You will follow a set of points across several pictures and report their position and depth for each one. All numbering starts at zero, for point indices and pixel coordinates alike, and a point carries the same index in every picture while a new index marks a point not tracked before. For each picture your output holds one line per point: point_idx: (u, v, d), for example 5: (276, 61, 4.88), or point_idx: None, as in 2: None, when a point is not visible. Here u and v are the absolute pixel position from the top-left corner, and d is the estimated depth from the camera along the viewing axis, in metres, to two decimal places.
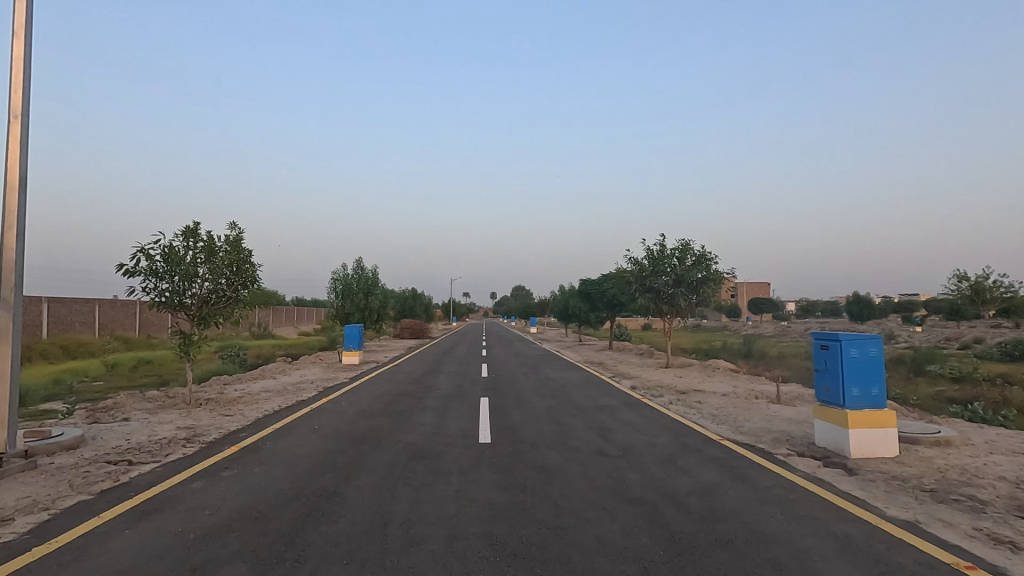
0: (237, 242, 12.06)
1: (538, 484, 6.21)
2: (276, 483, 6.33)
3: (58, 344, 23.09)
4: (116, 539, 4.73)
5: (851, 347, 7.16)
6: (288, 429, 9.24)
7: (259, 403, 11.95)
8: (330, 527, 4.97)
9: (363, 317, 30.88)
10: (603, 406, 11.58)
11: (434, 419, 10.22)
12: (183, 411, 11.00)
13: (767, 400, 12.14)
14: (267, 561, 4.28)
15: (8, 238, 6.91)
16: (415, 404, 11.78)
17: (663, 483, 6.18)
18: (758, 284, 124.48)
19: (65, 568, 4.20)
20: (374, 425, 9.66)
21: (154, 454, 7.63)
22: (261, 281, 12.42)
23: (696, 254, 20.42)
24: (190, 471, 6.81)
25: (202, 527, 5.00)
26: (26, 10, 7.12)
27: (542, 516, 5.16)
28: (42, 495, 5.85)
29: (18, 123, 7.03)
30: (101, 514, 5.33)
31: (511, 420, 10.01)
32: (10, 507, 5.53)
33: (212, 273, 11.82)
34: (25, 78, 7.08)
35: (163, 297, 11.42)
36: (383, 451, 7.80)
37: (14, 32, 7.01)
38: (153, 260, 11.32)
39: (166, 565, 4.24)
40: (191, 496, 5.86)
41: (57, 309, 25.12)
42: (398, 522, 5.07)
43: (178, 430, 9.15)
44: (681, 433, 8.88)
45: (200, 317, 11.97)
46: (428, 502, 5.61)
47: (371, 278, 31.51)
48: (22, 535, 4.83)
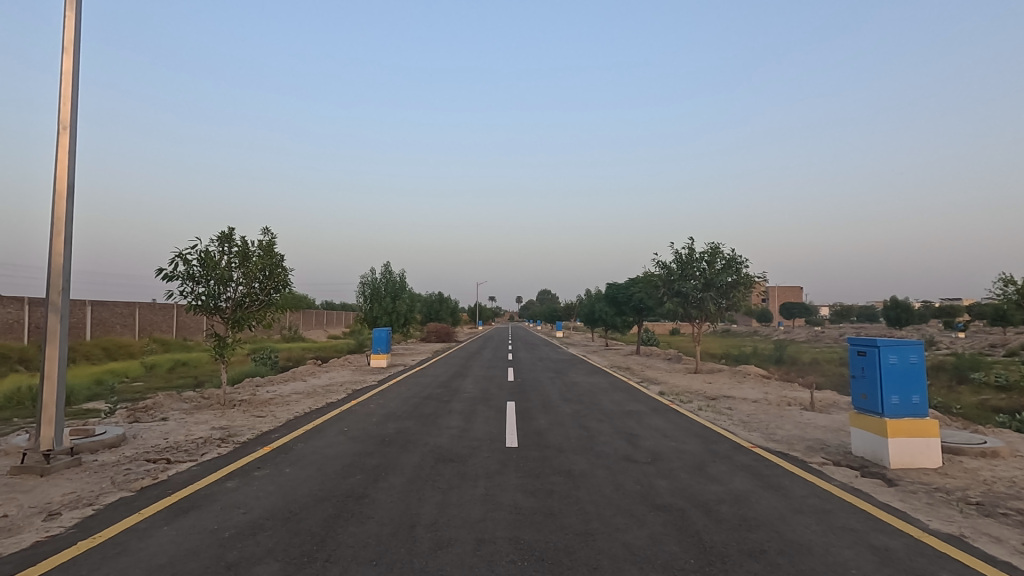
0: (269, 247, 12.38)
1: (565, 489, 6.19)
2: (306, 484, 6.45)
3: (100, 346, 24.06)
4: (155, 535, 4.88)
5: (890, 353, 6.91)
6: (317, 431, 9.39)
7: (289, 405, 12.19)
8: (359, 528, 5.04)
9: (391, 320, 31.20)
10: (631, 411, 11.43)
11: (460, 422, 10.27)
12: (218, 412, 11.31)
13: (800, 406, 11.85)
14: (298, 561, 4.35)
15: (55, 245, 7.21)
16: (442, 407, 11.87)
17: (692, 491, 6.09)
18: (789, 287, 121.74)
19: (108, 561, 4.36)
20: (401, 427, 9.77)
21: (192, 452, 7.89)
22: (292, 285, 12.70)
23: (725, 258, 19.99)
24: (224, 469, 7.01)
25: (236, 525, 5.13)
26: (75, 25, 7.44)
27: (570, 523, 5.12)
28: (86, 491, 6.08)
29: (67, 133, 7.33)
30: (141, 510, 5.51)
31: (537, 425, 9.98)
32: (56, 502, 5.76)
33: (246, 277, 12.16)
34: (73, 92, 7.39)
35: (198, 300, 11.76)
36: (411, 454, 7.89)
37: (65, 48, 7.35)
38: (190, 265, 11.68)
39: (202, 562, 4.34)
40: (225, 495, 6.01)
41: (99, 311, 26.12)
42: (425, 525, 5.10)
43: (214, 430, 9.41)
44: (711, 440, 8.72)
45: (233, 320, 12.25)
46: (455, 506, 5.63)
47: (399, 283, 32.01)
48: (67, 529, 5.03)
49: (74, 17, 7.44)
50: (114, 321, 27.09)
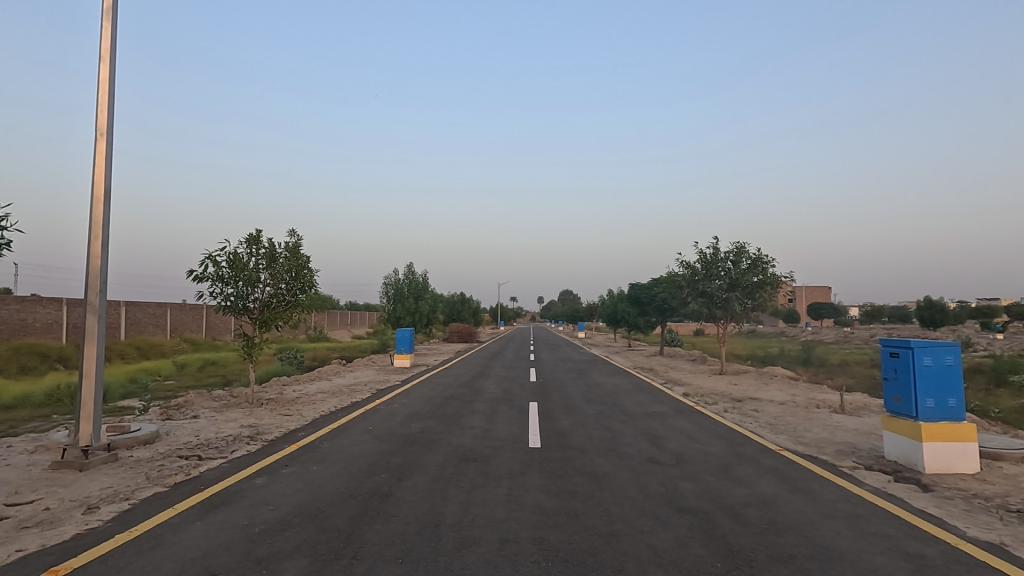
0: (295, 248, 12.60)
1: (588, 490, 6.17)
2: (333, 482, 6.56)
3: (134, 345, 24.80)
4: (189, 530, 5.02)
5: (925, 355, 6.71)
6: (342, 430, 9.53)
7: (315, 404, 12.41)
8: (384, 526, 5.10)
9: (413, 321, 31.47)
10: (654, 413, 11.33)
11: (483, 422, 10.31)
12: (246, 411, 11.57)
13: (830, 409, 11.59)
14: (325, 557, 4.42)
15: (93, 248, 7.46)
16: (464, 407, 11.94)
17: (718, 493, 6.01)
18: (817, 287, 119.20)
19: (144, 554, 4.50)
20: (425, 427, 9.86)
21: (222, 450, 8.09)
22: (318, 286, 12.91)
23: (751, 257, 19.66)
24: (253, 466, 7.17)
25: (265, 521, 5.24)
26: (111, 34, 7.69)
27: (594, 524, 5.10)
28: (122, 486, 6.28)
29: (104, 139, 7.58)
30: (175, 505, 5.67)
31: (560, 426, 9.97)
32: (95, 496, 5.96)
33: (273, 278, 12.40)
34: (109, 100, 7.64)
35: (227, 301, 12.04)
36: (435, 453, 7.95)
37: (102, 57, 7.60)
38: (219, 266, 11.96)
39: (233, 556, 4.45)
40: (255, 492, 6.14)
41: (133, 312, 26.92)
42: (449, 524, 5.15)
43: (242, 428, 9.62)
44: (737, 442, 8.59)
45: (261, 320, 12.50)
46: (478, 505, 5.66)
47: (421, 283, 32.28)
48: (105, 523, 5.20)
49: (110, 27, 7.68)
50: (147, 322, 27.88)
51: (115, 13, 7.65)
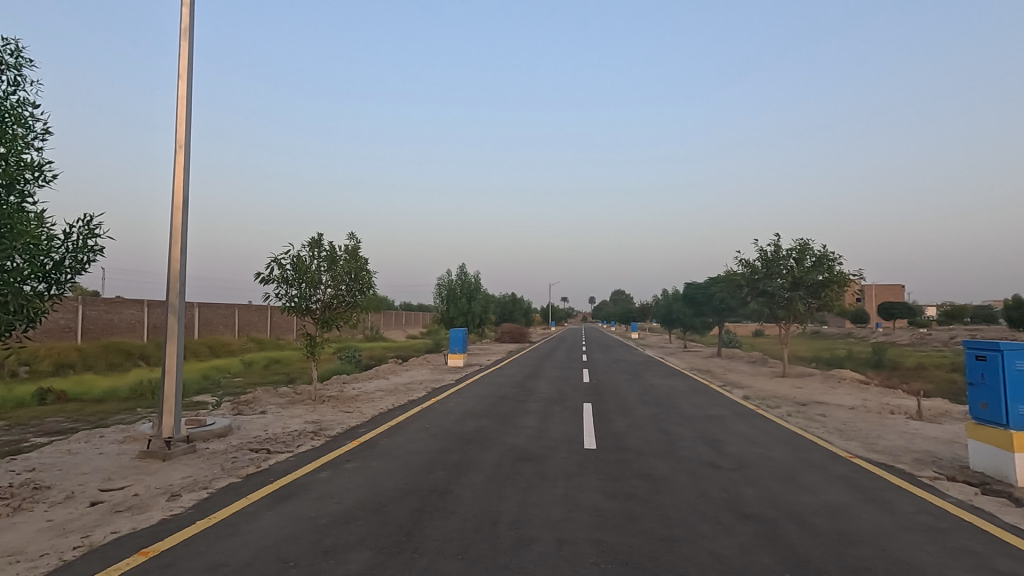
0: (354, 251, 13.07)
1: (646, 493, 6.08)
2: (393, 478, 6.75)
3: (206, 344, 26.39)
4: (261, 519, 5.30)
5: (1016, 358, 6.22)
6: (400, 427, 9.79)
7: (373, 402, 12.81)
8: (444, 522, 5.20)
9: (466, 321, 31.89)
10: (713, 416, 11.01)
11: (537, 422, 10.33)
12: (310, 407, 12.08)
13: (906, 415, 10.89)
14: (388, 550, 4.56)
15: (173, 253, 8.00)
16: (518, 407, 12.00)
17: (784, 501, 5.78)
18: (888, 287, 112.26)
19: (222, 541, 4.78)
20: (480, 426, 9.98)
21: (288, 444, 8.49)
22: (375, 287, 13.32)
23: (816, 255, 18.77)
24: (318, 461, 7.48)
25: (331, 514, 5.46)
26: (188, 54, 8.23)
27: (653, 527, 5.02)
28: (200, 476, 6.70)
29: (182, 151, 8.10)
30: (248, 495, 6.00)
31: (615, 427, 9.86)
32: (176, 484, 6.39)
33: (334, 280, 12.90)
34: (187, 114, 8.17)
35: (292, 302, 12.61)
36: (490, 452, 8.04)
37: (180, 75, 8.13)
38: (284, 269, 12.56)
39: (302, 546, 4.66)
40: (320, 485, 6.41)
41: (205, 313, 28.64)
42: (507, 522, 5.19)
43: (307, 424, 10.05)
44: (803, 448, 8.22)
45: (323, 320, 13.02)
46: (535, 505, 5.68)
47: (474, 284, 32.67)
48: (187, 510, 5.57)
49: (187, 46, 8.22)
50: (218, 321, 29.59)
51: (192, 33, 8.18)
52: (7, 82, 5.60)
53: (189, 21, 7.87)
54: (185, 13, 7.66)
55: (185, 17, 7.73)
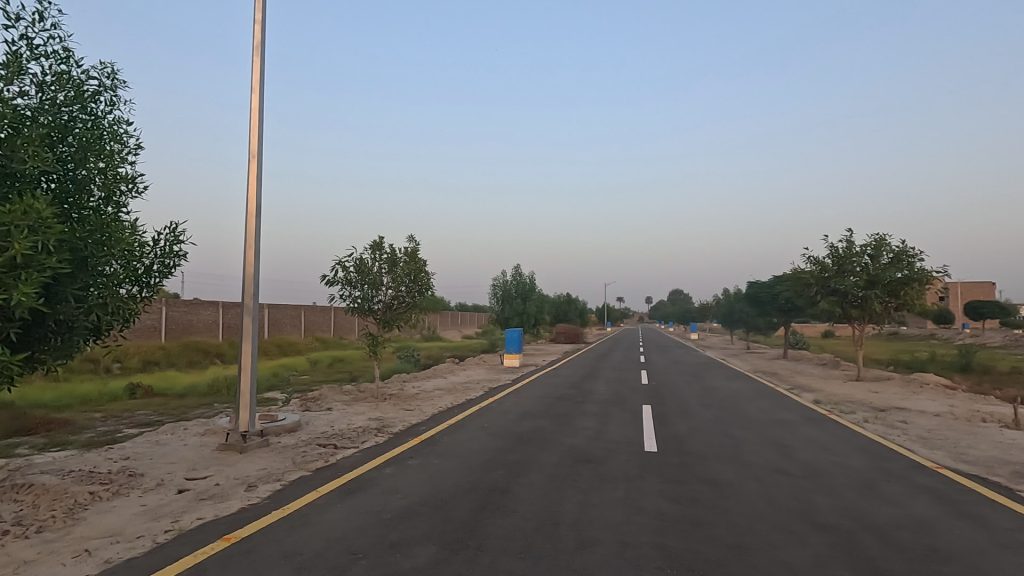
0: (413, 253, 13.40)
1: (711, 498, 5.90)
2: (454, 475, 6.88)
3: (276, 343, 27.81)
4: (331, 511, 5.53)
5: None
6: (460, 426, 9.96)
7: (433, 400, 13.09)
8: (505, 521, 5.26)
9: (522, 321, 32.02)
10: (780, 421, 10.55)
11: (595, 423, 10.25)
12: (372, 405, 12.48)
13: (999, 424, 10.04)
14: (452, 546, 4.66)
15: (248, 256, 8.47)
16: (575, 408, 11.95)
17: (863, 512, 5.46)
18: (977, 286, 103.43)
19: (297, 530, 5.04)
20: (537, 426, 10.00)
21: (354, 440, 8.81)
22: (434, 288, 13.60)
23: (893, 251, 17.64)
24: (382, 457, 7.73)
25: (396, 508, 5.63)
26: (260, 68, 8.69)
27: (719, 534, 4.87)
28: (274, 468, 7.07)
29: (255, 159, 8.57)
30: (318, 488, 6.29)
31: (676, 430, 9.63)
32: (253, 476, 6.78)
33: (394, 281, 13.28)
34: (259, 125, 8.63)
35: (355, 303, 13.07)
36: (549, 452, 8.04)
37: (253, 88, 8.60)
38: (348, 271, 13.05)
39: (370, 538, 4.84)
40: (385, 480, 6.62)
41: (275, 313, 30.18)
42: (568, 523, 5.18)
43: (370, 421, 10.41)
44: (881, 457, 7.75)
45: (384, 321, 13.42)
46: (596, 506, 5.64)
47: (529, 284, 32.74)
48: (263, 500, 5.90)
49: (259, 61, 8.69)
50: (285, 322, 31.10)
51: (263, 49, 8.63)
52: (105, 103, 6.12)
53: (261, 38, 8.32)
54: (256, 30, 8.10)
55: (257, 34, 8.17)
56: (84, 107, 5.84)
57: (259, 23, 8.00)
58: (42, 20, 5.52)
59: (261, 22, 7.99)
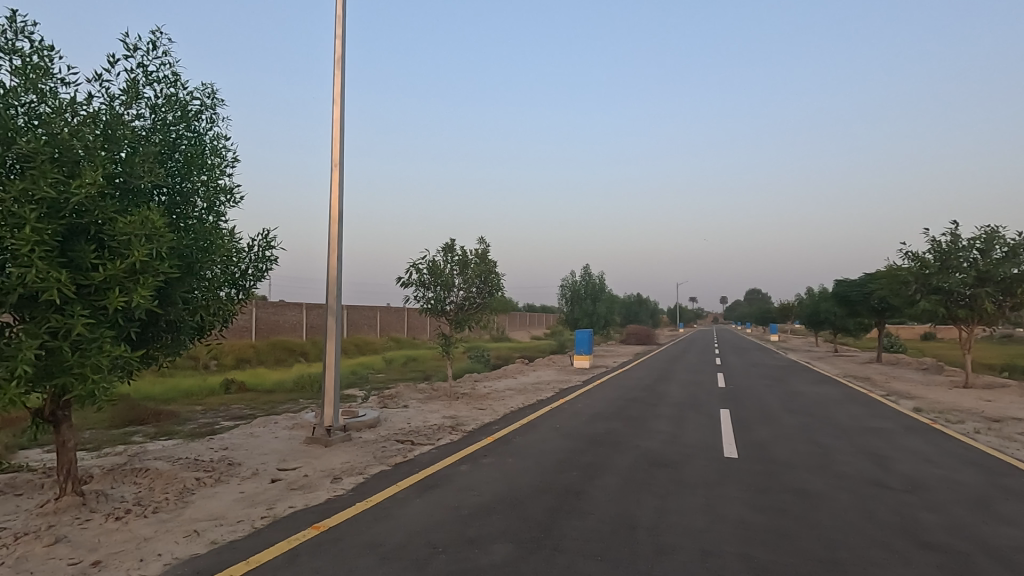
0: (484, 255, 13.61)
1: (800, 509, 5.58)
2: (527, 475, 6.92)
3: (354, 343, 29.17)
4: (411, 505, 5.72)
5: None
6: (532, 426, 10.00)
7: (504, 400, 13.23)
8: (581, 522, 5.22)
9: (591, 322, 31.70)
10: (876, 429, 9.79)
11: (670, 427, 9.97)
12: (446, 403, 12.79)
13: None
14: (529, 545, 4.68)
15: (331, 260, 8.93)
16: (649, 411, 11.68)
17: (976, 532, 4.96)
18: None
19: (380, 522, 5.25)
20: (610, 428, 9.86)
21: (430, 437, 9.07)
22: (504, 289, 13.75)
23: (1007, 244, 15.97)
24: (457, 454, 7.90)
25: (472, 505, 5.73)
26: (341, 81, 9.14)
27: (810, 548, 4.59)
28: (357, 462, 7.41)
29: (337, 168, 9.03)
30: (398, 482, 6.52)
31: (758, 436, 9.18)
32: (338, 468, 7.14)
33: (466, 282, 13.54)
34: (340, 135, 9.08)
35: (429, 304, 13.45)
36: (623, 455, 7.91)
37: (335, 100, 9.07)
38: (422, 273, 13.45)
39: (449, 533, 4.96)
40: (460, 478, 6.77)
41: (353, 314, 31.66)
42: (645, 528, 5.07)
43: (445, 419, 10.67)
44: (997, 472, 7.01)
45: (456, 321, 13.73)
46: (674, 512, 5.49)
47: (598, 284, 32.35)
48: (348, 492, 6.20)
49: (340, 74, 9.14)
50: (363, 322, 32.54)
51: (344, 62, 9.07)
52: (207, 121, 6.67)
53: (342, 52, 8.75)
54: (338, 44, 8.52)
55: (338, 48, 8.60)
56: (189, 125, 6.39)
57: (341, 38, 8.42)
58: (155, 48, 6.07)
59: (342, 37, 8.40)
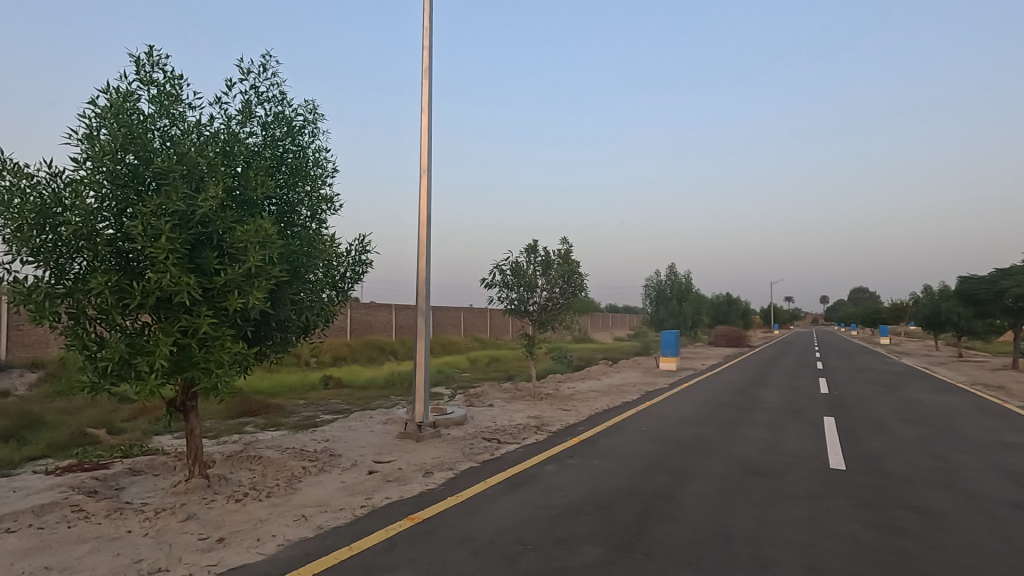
0: (567, 255, 13.58)
1: (922, 528, 5.07)
2: (615, 477, 6.81)
3: (440, 343, 30.15)
4: (500, 502, 5.83)
5: None
6: (618, 428, 9.83)
7: (588, 401, 13.12)
8: (673, 529, 5.07)
9: (677, 323, 30.63)
10: (1012, 444, 8.68)
11: (767, 434, 9.42)
12: (530, 403, 12.89)
13: None
14: (619, 548, 4.61)
15: (420, 262, 9.30)
16: (743, 416, 11.10)
17: None
18: None
19: (470, 517, 5.40)
20: (701, 433, 9.49)
21: (515, 436, 9.18)
22: (588, 289, 13.63)
23: None
24: (544, 454, 7.93)
25: (560, 505, 5.73)
26: (428, 90, 9.49)
27: (934, 572, 4.16)
28: (446, 458, 7.66)
29: (425, 174, 9.38)
30: (487, 479, 6.66)
31: (868, 447, 8.44)
32: (429, 463, 7.41)
33: (549, 283, 13.57)
34: (428, 143, 9.43)
35: (513, 304, 13.62)
36: (716, 461, 7.58)
37: (423, 109, 9.42)
38: (506, 274, 13.64)
39: (538, 532, 4.99)
40: (547, 477, 6.79)
41: (438, 315, 32.73)
42: (743, 539, 4.83)
43: (530, 419, 10.75)
44: None
45: (539, 322, 13.79)
46: (775, 524, 5.18)
47: (685, 284, 31.20)
48: (439, 486, 6.42)
49: (427, 84, 9.49)
50: (448, 323, 33.57)
51: (430, 72, 9.41)
52: (310, 135, 7.17)
53: (429, 63, 9.08)
54: (426, 55, 8.85)
55: (425, 59, 8.94)
56: (295, 139, 6.90)
57: (428, 49, 8.74)
58: (266, 70, 6.60)
59: (429, 47, 8.72)
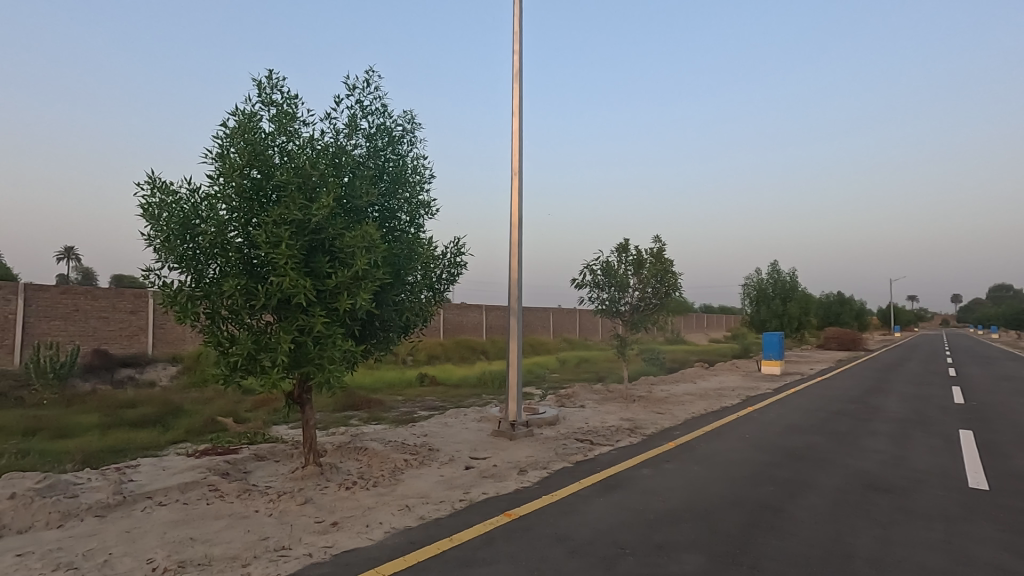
0: (660, 253, 13.19)
1: None
2: (716, 485, 6.51)
3: (529, 343, 30.42)
4: (595, 504, 5.78)
5: None
6: (717, 433, 9.40)
7: (684, 405, 12.65)
8: (783, 543, 4.76)
9: (781, 324, 28.70)
10: None
11: (889, 445, 8.57)
12: (623, 405, 12.66)
13: None
14: (723, 559, 4.41)
15: (512, 264, 9.45)
16: (859, 426, 10.19)
17: None
18: None
19: (565, 517, 5.40)
20: (811, 442, 8.83)
21: (609, 438, 9.05)
22: (682, 288, 13.15)
23: None
24: (639, 457, 7.76)
25: (658, 511, 5.58)
26: (519, 94, 9.63)
27: None
28: (540, 457, 7.71)
29: (517, 177, 9.53)
30: (581, 480, 6.63)
31: (1016, 465, 7.42)
32: (523, 461, 7.51)
33: (641, 283, 13.26)
34: (519, 146, 9.57)
35: (604, 305, 13.46)
36: (829, 473, 7.02)
37: (514, 113, 9.59)
38: (596, 274, 13.51)
39: (635, 536, 4.90)
40: (643, 481, 6.64)
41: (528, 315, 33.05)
42: (865, 559, 4.44)
43: (623, 421, 10.56)
44: None
45: (632, 322, 13.52)
46: (903, 545, 4.71)
47: (789, 282, 29.15)
48: (534, 484, 6.48)
49: (518, 88, 9.64)
50: (537, 323, 33.80)
51: (521, 76, 9.54)
52: (408, 145, 7.53)
53: (520, 67, 9.22)
54: (517, 60, 8.99)
55: (516, 64, 9.08)
56: (395, 149, 7.28)
57: (519, 53, 8.87)
58: (370, 85, 7.02)
59: (520, 52, 8.85)
